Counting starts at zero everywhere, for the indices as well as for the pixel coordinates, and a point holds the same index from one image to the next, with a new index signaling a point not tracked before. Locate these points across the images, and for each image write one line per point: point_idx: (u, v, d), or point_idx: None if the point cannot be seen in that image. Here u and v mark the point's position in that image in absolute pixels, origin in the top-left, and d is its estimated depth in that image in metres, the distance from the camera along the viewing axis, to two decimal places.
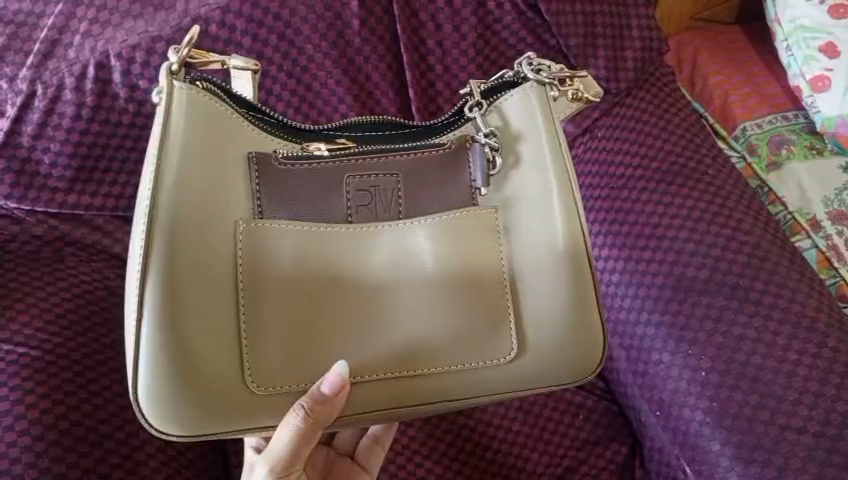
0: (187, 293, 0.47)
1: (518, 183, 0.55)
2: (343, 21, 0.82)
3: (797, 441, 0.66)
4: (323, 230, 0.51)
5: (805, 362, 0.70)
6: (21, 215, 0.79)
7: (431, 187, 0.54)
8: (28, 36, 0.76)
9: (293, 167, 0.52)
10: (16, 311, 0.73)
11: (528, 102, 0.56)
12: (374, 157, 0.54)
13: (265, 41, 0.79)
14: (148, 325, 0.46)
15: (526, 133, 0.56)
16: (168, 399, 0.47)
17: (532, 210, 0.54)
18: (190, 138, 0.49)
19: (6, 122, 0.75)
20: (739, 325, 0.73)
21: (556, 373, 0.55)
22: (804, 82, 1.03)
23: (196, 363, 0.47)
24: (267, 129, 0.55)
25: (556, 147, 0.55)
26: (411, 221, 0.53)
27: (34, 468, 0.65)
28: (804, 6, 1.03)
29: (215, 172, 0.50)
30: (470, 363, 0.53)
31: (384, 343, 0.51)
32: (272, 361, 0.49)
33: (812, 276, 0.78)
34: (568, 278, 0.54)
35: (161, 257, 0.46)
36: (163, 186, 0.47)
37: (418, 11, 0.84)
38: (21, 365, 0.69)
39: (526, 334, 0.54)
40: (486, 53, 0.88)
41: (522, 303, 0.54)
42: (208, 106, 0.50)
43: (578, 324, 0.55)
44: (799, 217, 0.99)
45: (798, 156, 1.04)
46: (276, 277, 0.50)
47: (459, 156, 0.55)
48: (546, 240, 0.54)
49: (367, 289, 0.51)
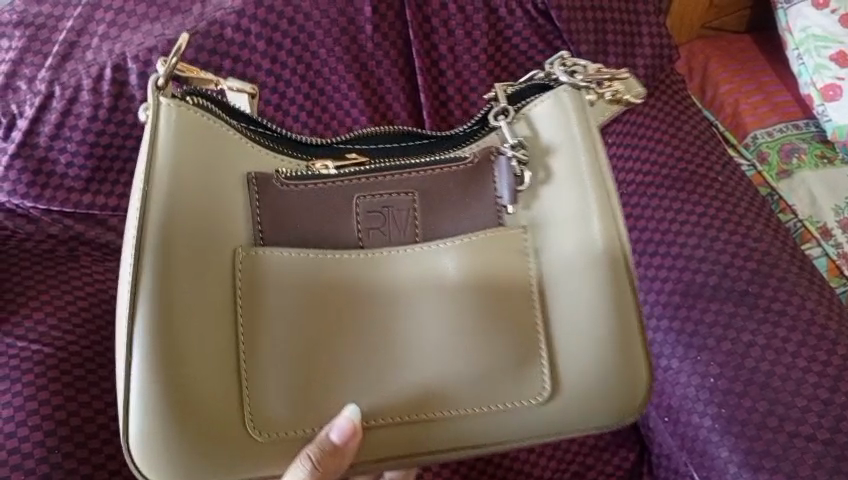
0: (179, 323, 0.48)
1: (549, 200, 0.56)
2: (356, 26, 0.83)
3: (806, 448, 0.66)
4: (332, 255, 0.52)
5: (815, 370, 0.70)
6: (37, 214, 0.81)
7: (443, 209, 0.55)
8: (47, 38, 0.77)
9: (298, 188, 0.53)
10: (29, 309, 0.74)
11: (563, 108, 0.57)
12: (384, 175, 0.55)
13: (279, 45, 0.80)
14: (138, 357, 0.47)
15: (557, 146, 0.56)
16: (160, 441, 0.47)
17: (566, 226, 0.55)
18: (180, 161, 0.49)
19: (24, 122, 0.77)
20: (748, 332, 0.73)
21: (595, 414, 0.55)
22: (814, 91, 1.03)
23: (188, 395, 0.48)
24: (272, 145, 0.55)
25: (595, 163, 0.56)
26: (422, 245, 0.54)
27: (46, 463, 0.65)
28: (816, 15, 1.03)
29: (208, 197, 0.50)
30: (468, 396, 0.52)
31: (386, 374, 0.51)
32: (274, 395, 0.49)
33: (822, 284, 0.78)
34: (606, 302, 0.55)
35: (152, 287, 0.47)
36: (152, 213, 0.48)
37: (430, 17, 0.85)
38: (35, 361, 0.70)
39: (558, 364, 0.54)
40: (497, 59, 0.88)
41: (554, 329, 0.54)
42: (195, 121, 0.51)
43: (619, 355, 0.55)
44: (809, 225, 0.99)
45: (808, 165, 1.04)
46: (280, 307, 0.50)
47: (482, 170, 0.55)
48: (582, 254, 0.55)
49: (370, 319, 0.52)
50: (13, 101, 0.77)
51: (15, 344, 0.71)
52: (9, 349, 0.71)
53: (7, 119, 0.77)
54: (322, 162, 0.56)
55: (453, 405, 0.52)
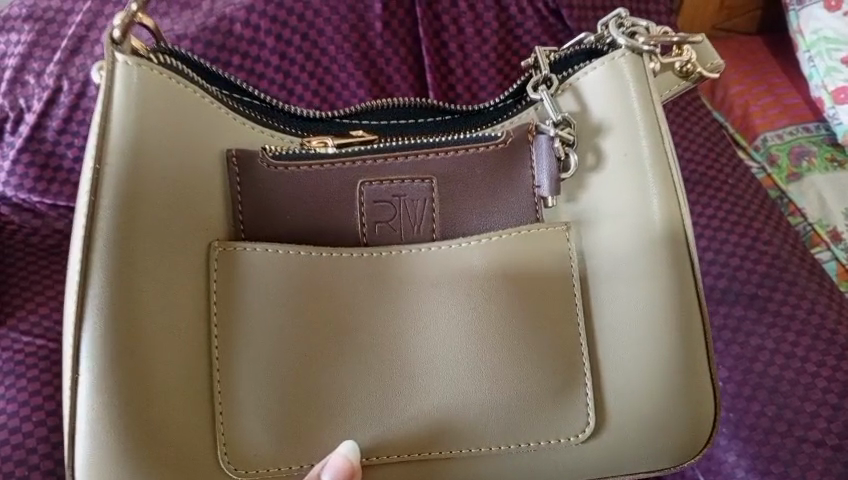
0: (138, 330, 0.48)
1: (597, 187, 0.57)
2: (365, 24, 0.82)
3: (814, 453, 0.65)
4: (337, 254, 0.53)
5: (824, 375, 0.69)
6: (43, 209, 0.80)
7: (464, 197, 0.56)
8: (56, 33, 0.77)
9: (298, 171, 0.55)
10: (32, 306, 0.74)
11: (618, 77, 0.57)
12: (392, 157, 0.56)
13: (288, 41, 0.80)
14: (86, 355, 0.46)
15: (607, 125, 0.57)
16: (111, 456, 0.47)
17: (614, 220, 0.56)
18: (136, 149, 0.49)
19: (32, 116, 0.77)
20: (757, 336, 0.73)
21: (646, 434, 0.56)
22: (825, 94, 1.02)
23: (150, 397, 0.48)
24: (251, 114, 0.58)
25: (659, 144, 0.56)
26: (439, 243, 0.55)
27: (50, 459, 0.65)
28: (827, 18, 1.02)
29: (171, 196, 0.51)
30: (448, 401, 0.53)
31: (372, 379, 0.52)
32: (254, 397, 0.51)
33: (831, 288, 0.78)
34: (670, 310, 0.55)
35: (103, 287, 0.47)
36: (103, 206, 0.48)
37: (441, 14, 0.84)
38: (42, 356, 0.71)
39: (602, 381, 0.55)
40: (507, 57, 0.87)
41: (599, 341, 0.56)
42: (158, 86, 0.51)
43: (682, 373, 0.56)
44: (819, 228, 0.98)
45: (818, 169, 1.03)
46: (268, 317, 0.51)
47: (520, 150, 0.57)
48: (626, 252, 0.56)
49: (359, 321, 0.53)
50: (21, 95, 0.77)
51: (20, 339, 0.71)
52: (15, 344, 0.71)
53: (15, 113, 0.77)
54: (320, 140, 0.58)
55: (441, 411, 0.53)
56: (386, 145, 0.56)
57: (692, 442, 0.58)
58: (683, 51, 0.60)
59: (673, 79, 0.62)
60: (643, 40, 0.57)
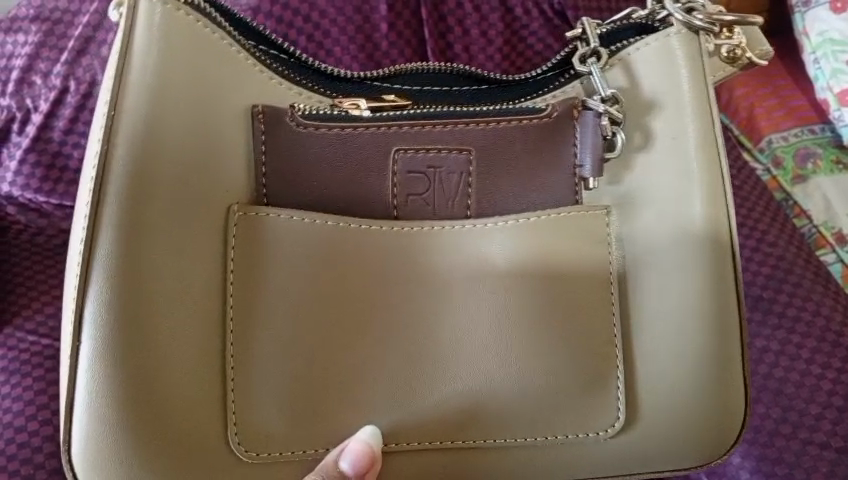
0: (149, 291, 0.48)
1: (641, 170, 0.57)
2: (371, 25, 0.82)
3: (819, 456, 0.65)
4: (363, 227, 0.53)
5: (829, 377, 0.69)
6: (50, 209, 0.80)
7: (502, 170, 0.56)
8: (63, 34, 0.77)
9: (330, 132, 0.54)
10: (34, 308, 0.75)
11: (668, 54, 0.57)
12: (432, 125, 0.55)
13: (293, 43, 0.80)
14: (91, 316, 0.47)
15: (658, 104, 0.57)
16: (109, 421, 0.48)
17: (652, 205, 0.56)
18: (150, 106, 0.50)
19: (38, 116, 0.77)
20: (762, 337, 0.73)
21: (675, 429, 0.57)
22: (831, 96, 1.02)
23: (156, 366, 0.48)
24: (284, 72, 0.57)
25: (708, 131, 0.56)
26: (474, 221, 0.55)
27: (55, 458, 0.66)
28: (833, 19, 1.02)
29: (187, 156, 0.51)
30: (471, 386, 0.53)
31: (401, 364, 0.53)
32: (280, 382, 0.51)
33: (837, 290, 0.77)
34: (704, 301, 0.55)
35: (113, 239, 0.48)
36: (116, 154, 0.48)
37: (446, 15, 0.84)
38: (47, 356, 0.72)
39: (636, 372, 0.56)
40: (513, 58, 0.87)
41: (632, 328, 0.56)
42: (181, 28, 0.52)
43: (716, 365, 0.56)
44: (824, 230, 0.99)
45: (824, 171, 1.03)
46: (303, 300, 0.52)
47: (563, 124, 0.56)
48: (667, 238, 0.56)
49: (396, 307, 0.53)
50: (28, 95, 0.77)
51: (27, 338, 0.73)
52: (21, 344, 0.72)
53: (22, 113, 0.77)
54: (352, 102, 0.57)
55: (467, 398, 0.53)
56: (422, 112, 0.55)
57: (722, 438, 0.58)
58: (734, 35, 0.59)
59: (719, 64, 0.60)
60: (699, 17, 0.56)
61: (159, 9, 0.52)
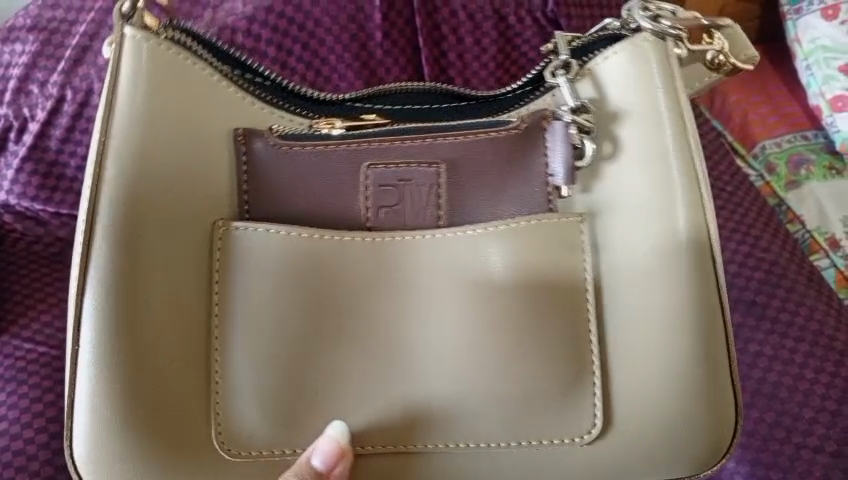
0: (137, 310, 0.50)
1: (613, 176, 0.56)
2: (366, 33, 0.82)
3: (813, 460, 0.65)
4: (334, 237, 0.53)
5: (822, 381, 0.69)
6: (46, 217, 0.80)
7: (472, 183, 0.56)
8: (59, 43, 0.78)
9: (303, 150, 0.55)
10: (30, 317, 0.76)
11: (640, 62, 0.56)
12: (400, 141, 0.55)
13: (289, 51, 0.80)
14: (85, 337, 0.49)
15: (628, 110, 0.56)
16: (107, 434, 0.50)
17: (625, 211, 0.55)
18: (139, 136, 0.52)
19: (36, 125, 0.78)
20: (755, 342, 0.73)
21: (660, 436, 0.55)
22: (823, 102, 1.03)
23: (146, 381, 0.50)
24: (269, 98, 0.59)
25: (682, 137, 0.55)
26: (444, 229, 0.54)
27: (51, 466, 0.67)
28: (825, 26, 1.03)
29: (175, 181, 0.53)
30: (444, 392, 0.53)
31: (372, 371, 0.53)
32: (253, 387, 0.52)
33: (830, 295, 0.78)
34: (682, 306, 0.54)
35: (103, 262, 0.50)
36: (107, 181, 0.51)
37: (440, 24, 0.85)
38: (42, 363, 0.72)
39: (612, 380, 0.54)
40: (506, 66, 0.88)
41: (608, 335, 0.55)
42: (166, 60, 0.53)
43: (699, 370, 0.54)
44: (817, 236, 0.99)
45: (817, 176, 1.03)
46: (274, 309, 0.52)
47: (532, 134, 0.56)
48: (641, 244, 0.55)
49: (366, 314, 0.53)
50: (25, 104, 0.78)
51: (22, 345, 0.73)
52: (17, 352, 0.73)
53: (19, 122, 0.79)
54: (327, 121, 0.58)
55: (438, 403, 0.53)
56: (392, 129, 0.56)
57: (713, 445, 0.56)
58: (715, 40, 0.59)
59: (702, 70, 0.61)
60: (668, 24, 0.56)
61: (144, 42, 0.53)
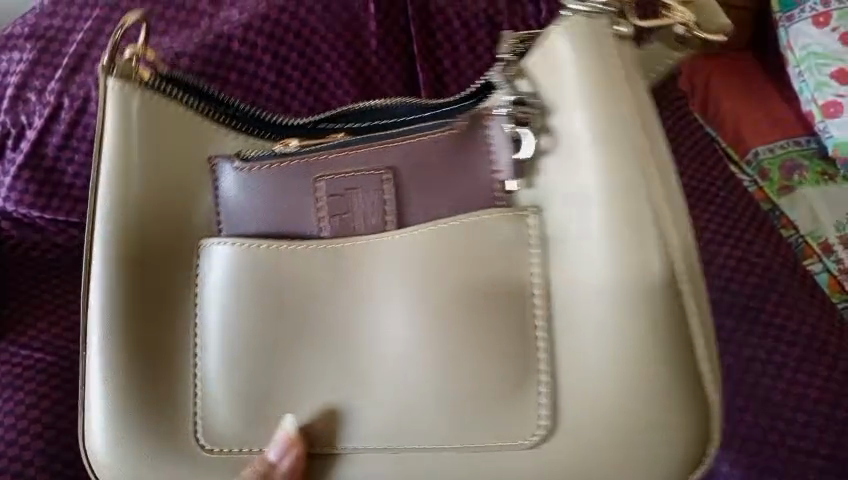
0: (131, 326, 0.56)
1: (555, 161, 0.46)
2: (361, 41, 0.83)
3: (807, 463, 0.66)
4: (285, 247, 0.53)
5: (815, 384, 0.70)
6: (43, 224, 0.80)
7: (425, 184, 0.51)
8: (57, 51, 0.79)
9: (253, 169, 0.56)
10: (26, 325, 0.76)
11: (577, 31, 0.45)
12: (335, 153, 0.54)
13: (287, 60, 0.81)
14: (94, 349, 0.57)
15: (565, 87, 0.45)
16: (114, 432, 0.57)
17: (569, 200, 0.45)
18: (127, 173, 0.57)
19: (33, 132, 0.78)
20: (749, 347, 0.73)
21: (638, 457, 0.45)
22: (815, 108, 1.04)
23: (141, 387, 0.56)
24: (242, 127, 0.62)
25: (628, 103, 0.43)
26: (391, 232, 0.50)
27: (47, 472, 0.67)
28: (816, 33, 1.04)
29: (161, 209, 0.58)
30: (376, 396, 0.50)
31: (311, 373, 0.52)
32: (218, 385, 0.54)
33: (823, 299, 0.78)
34: (644, 304, 0.42)
35: (101, 286, 0.56)
36: (103, 216, 0.57)
37: (435, 32, 0.85)
38: (38, 370, 0.72)
39: (561, 394, 0.46)
40: None
41: (554, 340, 0.46)
42: (145, 101, 0.58)
43: (676, 380, 0.43)
44: (811, 241, 0.99)
45: (810, 182, 1.04)
46: (233, 315, 0.54)
47: (469, 132, 0.50)
48: (592, 233, 0.44)
49: (303, 317, 0.52)
50: (23, 112, 0.79)
51: (20, 351, 0.74)
52: (14, 358, 0.73)
53: (17, 130, 0.79)
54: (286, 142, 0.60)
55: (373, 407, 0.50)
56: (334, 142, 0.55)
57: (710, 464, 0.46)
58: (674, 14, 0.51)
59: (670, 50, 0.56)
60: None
61: (122, 88, 0.57)
